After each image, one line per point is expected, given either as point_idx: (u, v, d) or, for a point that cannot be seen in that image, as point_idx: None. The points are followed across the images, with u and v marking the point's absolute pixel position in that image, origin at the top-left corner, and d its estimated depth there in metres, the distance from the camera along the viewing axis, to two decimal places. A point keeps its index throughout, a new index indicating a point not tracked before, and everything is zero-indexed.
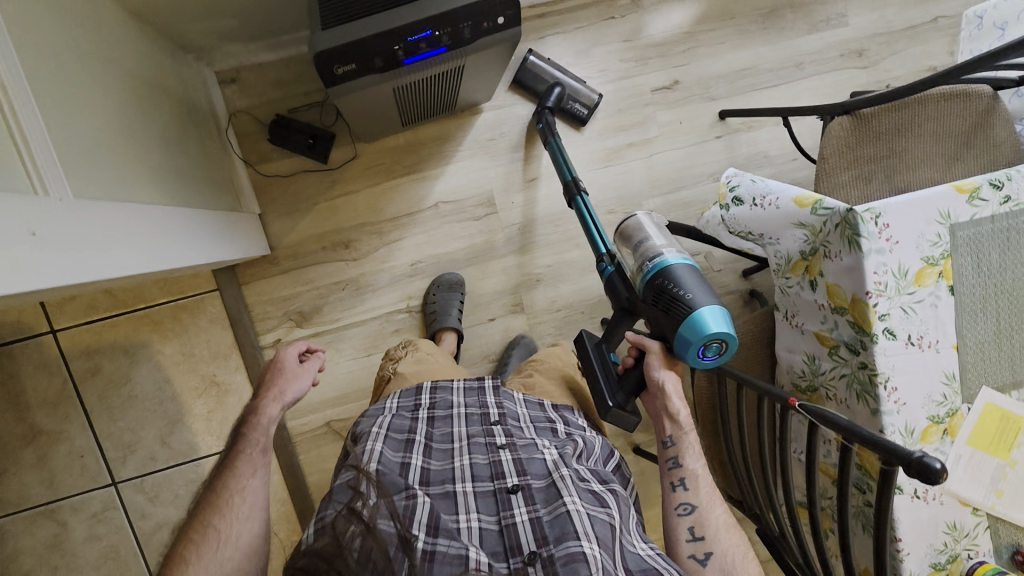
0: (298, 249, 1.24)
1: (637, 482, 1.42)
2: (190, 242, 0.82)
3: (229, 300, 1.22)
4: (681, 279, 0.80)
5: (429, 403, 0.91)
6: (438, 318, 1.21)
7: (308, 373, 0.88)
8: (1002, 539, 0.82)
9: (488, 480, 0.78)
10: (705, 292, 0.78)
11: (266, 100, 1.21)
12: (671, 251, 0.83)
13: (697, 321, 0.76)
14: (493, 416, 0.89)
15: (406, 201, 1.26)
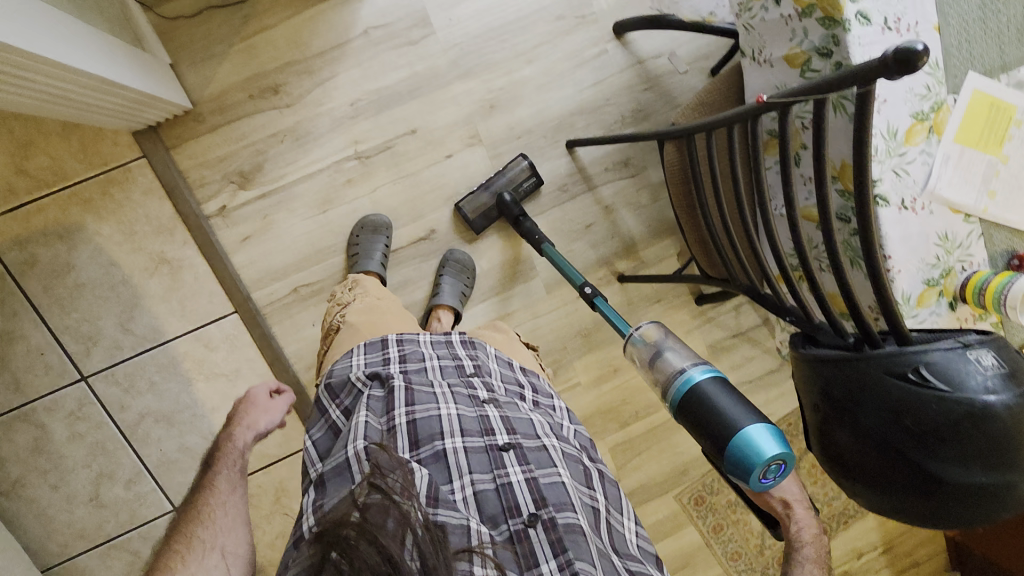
0: (223, 101, 1.14)
1: (625, 313, 1.39)
2: (65, 43, 0.74)
3: (159, 167, 1.13)
4: (707, 396, 0.66)
5: (400, 354, 0.78)
6: (359, 261, 1.14)
7: (283, 403, 0.88)
8: (996, 248, 0.80)
9: (480, 435, 0.66)
10: (742, 406, 0.65)
11: None
12: (693, 363, 0.70)
13: (746, 450, 0.62)
14: (469, 367, 0.80)
15: (331, 31, 1.15)
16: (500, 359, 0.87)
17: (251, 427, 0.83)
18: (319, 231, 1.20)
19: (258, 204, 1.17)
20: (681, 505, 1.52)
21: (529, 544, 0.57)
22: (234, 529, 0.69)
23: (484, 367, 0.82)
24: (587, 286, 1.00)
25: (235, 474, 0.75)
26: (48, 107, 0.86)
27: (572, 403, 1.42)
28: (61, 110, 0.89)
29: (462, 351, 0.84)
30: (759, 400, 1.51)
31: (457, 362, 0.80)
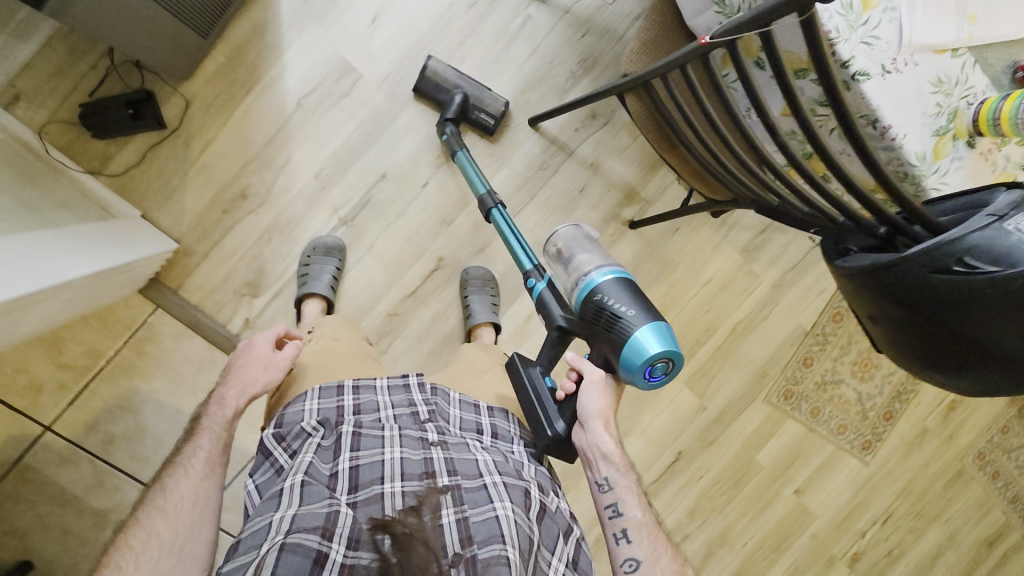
0: (203, 226, 1.14)
1: (647, 254, 1.39)
2: (46, 268, 0.77)
3: (176, 310, 1.16)
4: (605, 295, 0.81)
5: (355, 405, 0.83)
6: (306, 283, 1.15)
7: (283, 361, 0.87)
8: (994, 69, 0.76)
9: (420, 478, 0.74)
10: (636, 307, 0.79)
11: (61, 98, 1.04)
12: (597, 269, 0.84)
13: (636, 347, 0.77)
14: (423, 413, 0.85)
15: (267, 118, 1.13)
16: (464, 402, 0.92)
17: (245, 388, 0.83)
18: (341, 305, 1.23)
19: (276, 304, 1.20)
20: (772, 406, 1.56)
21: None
22: (202, 501, 0.71)
23: (440, 412, 0.87)
24: (490, 198, 1.01)
25: (218, 448, 0.76)
26: (61, 315, 0.88)
27: None
28: (76, 310, 0.91)
29: (420, 397, 0.88)
30: (809, 280, 1.50)
31: (413, 409, 0.86)
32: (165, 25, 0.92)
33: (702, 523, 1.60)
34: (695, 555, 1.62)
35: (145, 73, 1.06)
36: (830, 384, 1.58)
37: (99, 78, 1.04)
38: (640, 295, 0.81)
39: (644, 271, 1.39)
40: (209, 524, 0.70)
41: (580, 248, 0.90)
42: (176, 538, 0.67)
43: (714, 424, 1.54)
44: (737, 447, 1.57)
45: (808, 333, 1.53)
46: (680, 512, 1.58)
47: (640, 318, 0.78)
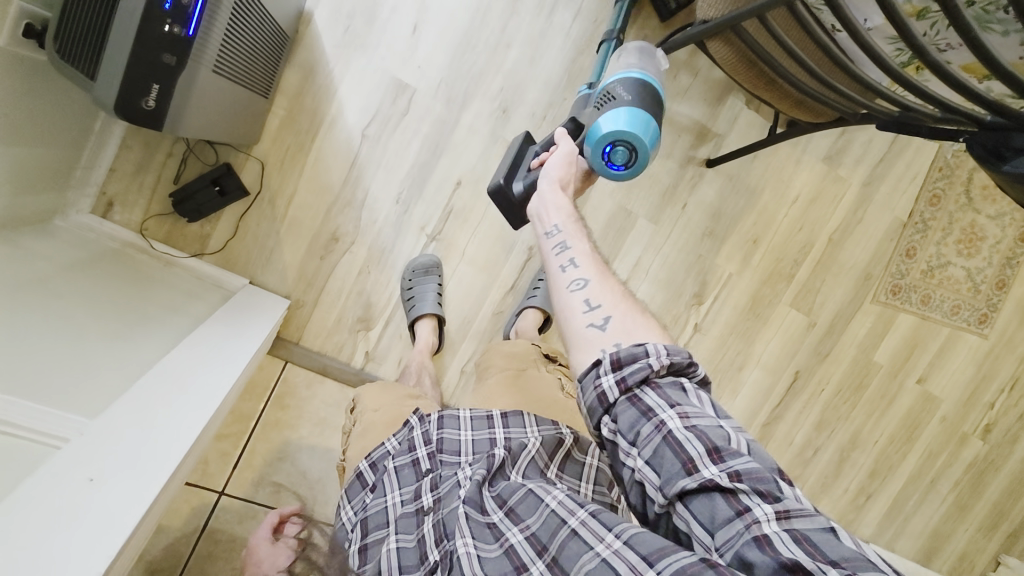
0: (306, 276, 1.17)
1: (730, 188, 1.36)
2: (220, 359, 0.83)
3: (303, 360, 1.20)
4: (605, 86, 0.86)
5: (370, 480, 0.80)
6: (415, 305, 1.16)
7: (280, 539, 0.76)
8: None
9: (419, 566, 0.69)
10: (620, 95, 0.82)
11: (149, 191, 1.06)
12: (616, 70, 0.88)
13: (594, 123, 0.81)
14: (424, 461, 0.78)
15: (338, 156, 1.13)
16: (475, 418, 0.81)
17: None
18: (450, 316, 1.26)
19: (390, 330, 1.24)
20: (881, 304, 1.54)
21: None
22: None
23: (439, 449, 0.78)
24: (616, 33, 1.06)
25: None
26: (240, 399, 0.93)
27: (736, 292, 1.43)
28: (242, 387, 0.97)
29: (421, 436, 0.81)
30: (898, 171, 1.45)
31: (413, 456, 0.79)
32: (243, 101, 0.90)
33: (830, 433, 1.62)
34: (830, 463, 1.65)
35: (216, 146, 1.06)
36: (937, 269, 1.54)
37: (177, 163, 1.05)
38: (640, 91, 0.82)
39: (730, 206, 1.37)
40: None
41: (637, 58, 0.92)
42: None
43: (826, 337, 1.53)
44: (853, 354, 1.57)
45: (906, 224, 1.49)
46: (809, 428, 1.60)
47: (616, 100, 0.81)
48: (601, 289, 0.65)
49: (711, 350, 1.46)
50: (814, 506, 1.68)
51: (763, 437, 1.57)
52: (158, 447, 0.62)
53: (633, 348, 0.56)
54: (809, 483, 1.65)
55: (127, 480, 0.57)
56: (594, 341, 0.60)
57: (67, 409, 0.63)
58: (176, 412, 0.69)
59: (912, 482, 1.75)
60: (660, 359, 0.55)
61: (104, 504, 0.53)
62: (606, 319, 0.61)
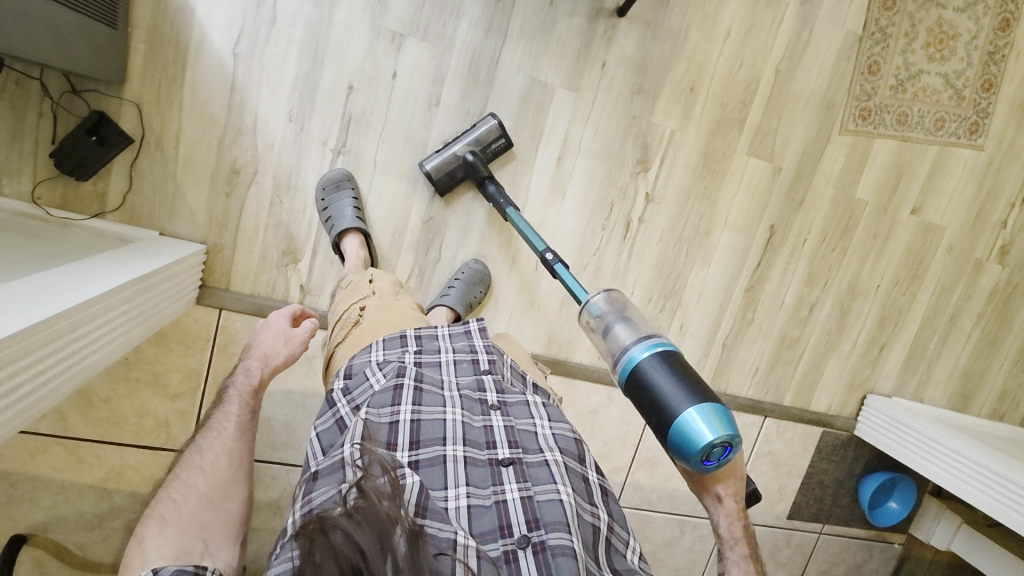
0: (217, 219, 1.14)
1: (652, 37, 1.24)
2: (106, 283, 0.81)
3: (236, 305, 1.18)
4: (652, 375, 0.76)
5: (417, 348, 0.90)
6: (333, 222, 1.12)
7: (300, 335, 0.91)
8: None
9: (483, 449, 0.77)
10: (680, 384, 0.74)
11: (31, 157, 1.03)
12: (636, 343, 0.80)
13: (691, 429, 0.71)
14: (484, 363, 0.91)
15: (215, 82, 1.07)
16: (515, 369, 0.98)
17: (263, 360, 0.86)
18: (378, 234, 1.21)
19: (320, 259, 1.21)
20: (852, 134, 1.41)
21: (517, 560, 0.68)
22: (238, 461, 0.74)
23: (497, 365, 0.92)
24: (548, 253, 1.02)
25: (247, 416, 0.79)
26: (137, 335, 0.93)
27: (684, 151, 1.32)
28: (145, 330, 0.96)
29: (482, 345, 0.94)
30: None
31: (473, 358, 0.91)
32: (68, 26, 0.85)
33: (824, 287, 1.51)
34: (831, 318, 1.54)
35: (84, 94, 1.02)
36: (908, 82, 1.40)
37: (49, 120, 1.02)
38: (689, 373, 0.77)
39: (656, 55, 1.25)
40: (244, 484, 0.73)
41: (619, 315, 0.86)
42: (214, 491, 0.70)
43: (797, 181, 1.41)
44: (831, 196, 1.44)
45: (863, 37, 1.34)
46: (798, 284, 1.49)
47: (689, 392, 0.73)
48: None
49: (670, 220, 1.36)
50: (822, 367, 1.58)
51: (749, 304, 1.47)
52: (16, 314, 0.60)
53: None
54: (811, 344, 1.55)
55: None
56: None
57: None
58: (43, 304, 0.67)
59: (928, 324, 1.62)
60: None
61: None
62: None
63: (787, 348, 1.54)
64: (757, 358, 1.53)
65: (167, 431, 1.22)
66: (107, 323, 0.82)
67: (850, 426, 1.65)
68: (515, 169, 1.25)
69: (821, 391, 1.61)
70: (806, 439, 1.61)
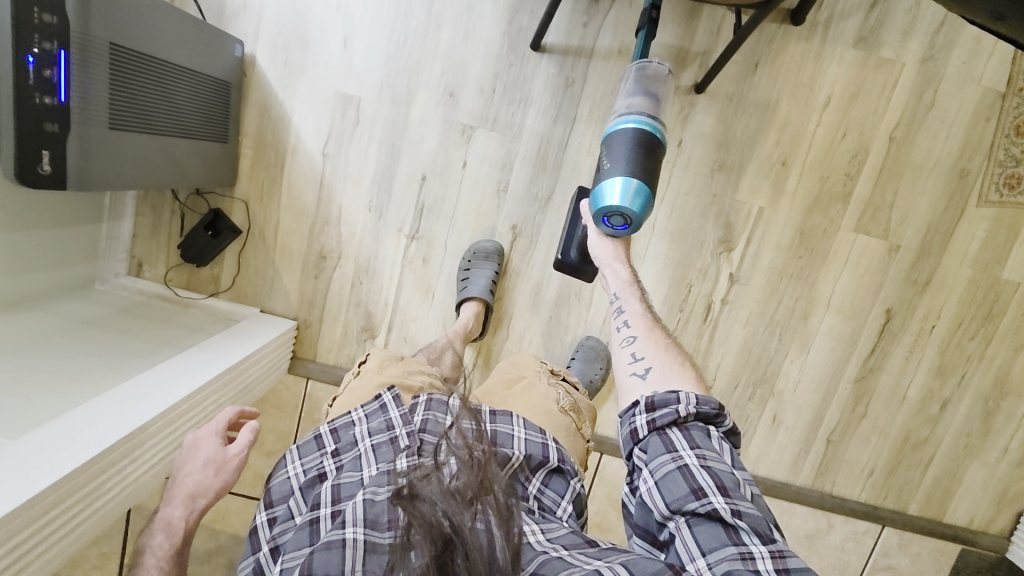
0: (307, 298, 1.26)
1: (737, 111, 1.15)
2: (194, 374, 0.94)
3: (320, 375, 1.28)
4: (611, 136, 0.89)
5: (335, 449, 0.70)
6: (465, 288, 1.18)
7: (235, 458, 0.78)
8: None
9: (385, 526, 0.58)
10: (627, 158, 0.84)
11: (165, 247, 1.23)
12: (631, 112, 0.90)
13: (603, 187, 0.85)
14: (405, 439, 0.68)
15: (308, 179, 1.20)
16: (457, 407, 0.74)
17: (190, 501, 0.75)
18: (448, 312, 1.25)
19: (394, 335, 1.27)
20: (997, 205, 1.18)
21: None
22: None
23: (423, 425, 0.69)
24: (654, 9, 0.96)
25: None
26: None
27: (775, 228, 1.20)
28: (243, 405, 1.08)
29: (401, 417, 0.71)
30: (974, 30, 1.12)
31: (392, 435, 0.69)
32: (184, 149, 1.00)
33: (960, 381, 1.27)
34: (971, 417, 1.29)
35: (206, 194, 1.20)
36: None
37: (179, 216, 1.21)
38: (647, 159, 0.85)
39: (741, 129, 1.16)
40: None
41: (643, 87, 0.93)
42: None
43: (920, 260, 1.21)
44: (968, 276, 1.22)
45: (1006, 93, 1.13)
46: (925, 377, 1.27)
47: (624, 162, 0.84)
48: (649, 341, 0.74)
49: (759, 301, 1.24)
50: (961, 475, 1.32)
51: (858, 396, 1.29)
52: (99, 439, 0.74)
53: (666, 395, 0.63)
54: (943, 446, 1.31)
55: (55, 459, 0.69)
56: (634, 386, 0.68)
57: (20, 425, 0.76)
58: (103, 424, 0.77)
59: None
60: (689, 405, 0.61)
61: (21, 479, 0.65)
62: (647, 370, 0.70)
63: (911, 449, 1.31)
64: (871, 458, 1.32)
65: (262, 482, 1.35)
66: (190, 421, 0.91)
67: (1001, 548, 1.35)
68: None
69: (960, 502, 1.34)
70: (940, 558, 1.35)
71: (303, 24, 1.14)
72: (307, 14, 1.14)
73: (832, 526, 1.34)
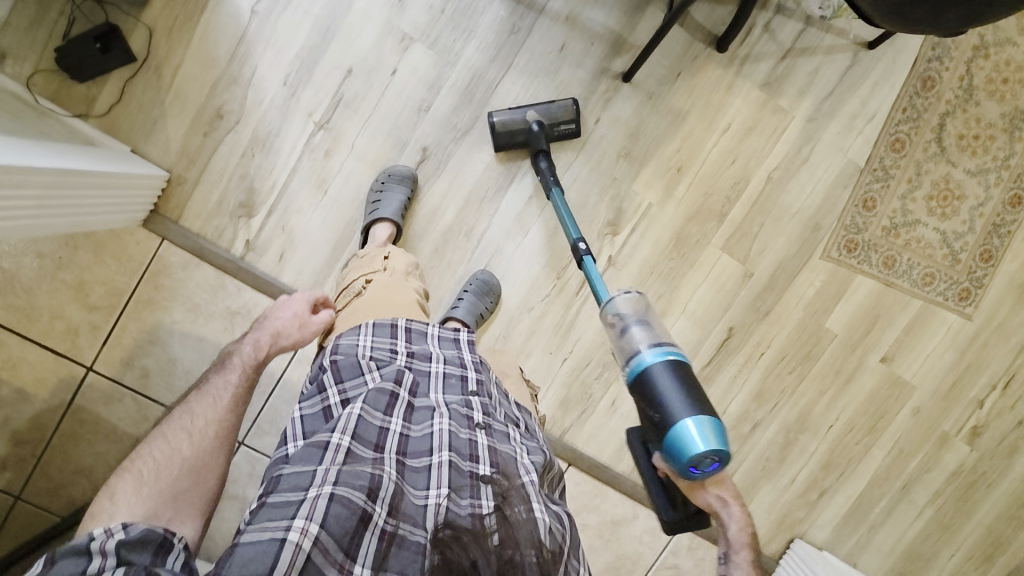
0: (188, 152, 1.18)
1: (652, 109, 1.26)
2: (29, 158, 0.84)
3: (179, 239, 1.19)
4: (665, 381, 0.77)
5: (408, 348, 0.80)
6: (375, 211, 1.16)
7: (315, 325, 0.86)
8: None
9: (466, 461, 0.69)
10: (684, 398, 0.76)
11: (40, 48, 1.10)
12: (650, 348, 0.80)
13: (685, 440, 0.74)
14: (473, 383, 0.79)
15: (228, 32, 1.15)
16: (502, 381, 0.88)
17: (275, 337, 0.82)
18: (335, 215, 1.22)
19: (272, 220, 1.22)
20: (834, 262, 1.37)
21: None
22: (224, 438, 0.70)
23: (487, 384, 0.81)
24: (552, 178, 1.14)
25: (246, 387, 0.75)
26: (51, 229, 0.95)
27: (658, 226, 1.31)
28: (64, 224, 0.97)
29: (471, 360, 0.83)
30: (852, 108, 1.31)
31: (463, 372, 0.80)
32: None
33: (772, 408, 1.43)
34: (772, 444, 1.45)
35: (107, 7, 1.11)
36: (903, 227, 1.37)
37: (69, 21, 1.10)
38: (697, 388, 0.78)
39: (651, 126, 1.27)
40: (225, 462, 0.69)
41: (640, 318, 0.85)
42: (196, 461, 0.67)
43: (766, 292, 1.37)
44: (799, 317, 1.39)
45: (863, 170, 1.34)
46: (745, 397, 1.42)
47: (689, 404, 0.75)
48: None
49: (628, 290, 1.33)
50: (752, 494, 1.48)
51: None
52: None
53: None
54: (746, 464, 1.46)
55: None
56: None
57: None
58: None
59: (877, 485, 1.51)
60: None
61: None
62: None
63: None
64: None
65: (73, 340, 1.20)
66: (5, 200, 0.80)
67: (770, 568, 1.50)
68: (487, 194, 1.25)
69: None
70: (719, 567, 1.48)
71: None
72: None
73: (637, 517, 1.43)
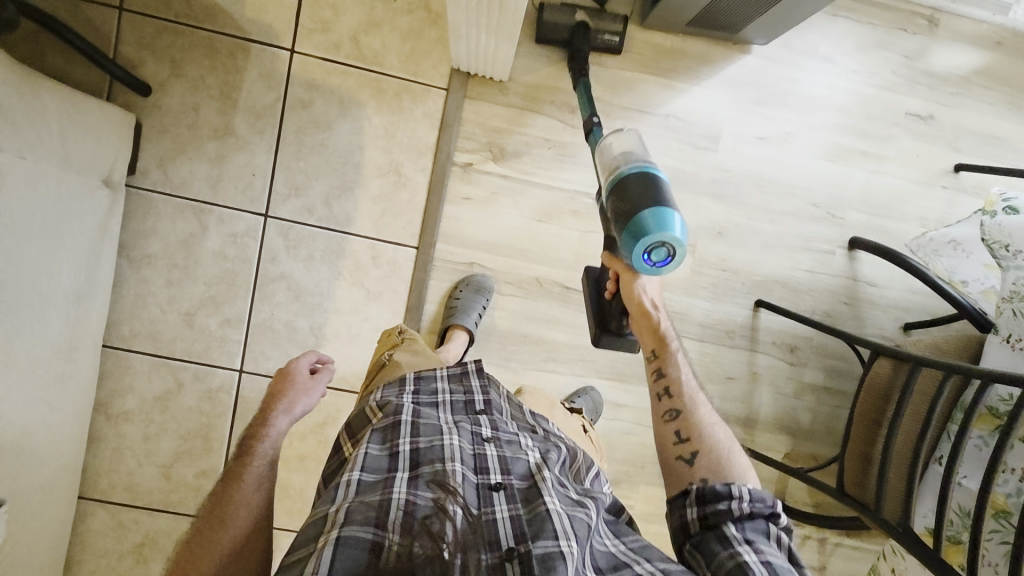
0: (531, 90, 1.26)
1: None
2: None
3: (450, 105, 1.24)
4: (658, 184, 0.81)
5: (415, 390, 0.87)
6: (456, 314, 1.22)
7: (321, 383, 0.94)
8: None
9: (476, 474, 0.71)
10: (669, 199, 0.80)
11: None
12: (644, 164, 0.84)
13: (664, 216, 0.77)
14: (480, 404, 0.86)
15: (645, 99, 1.28)
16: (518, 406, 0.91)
17: (291, 412, 0.87)
18: (521, 235, 1.29)
19: (498, 180, 1.27)
20: None
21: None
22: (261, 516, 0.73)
23: (492, 404, 0.87)
24: (598, 117, 1.03)
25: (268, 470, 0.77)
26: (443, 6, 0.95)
27: None
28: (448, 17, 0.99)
29: (478, 387, 0.89)
30: None
31: (469, 399, 0.87)
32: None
33: None
34: None
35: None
36: None
37: None
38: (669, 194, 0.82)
39: None
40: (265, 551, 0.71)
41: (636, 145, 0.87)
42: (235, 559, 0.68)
43: None
44: None
45: None
46: None
47: None
48: (700, 451, 0.77)
49: None
50: None
51: None
52: None
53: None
54: None
55: None
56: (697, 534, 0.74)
57: None
58: None
59: None
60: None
61: None
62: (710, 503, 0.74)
63: None
64: None
65: (315, 32, 1.20)
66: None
67: None
68: (587, 360, 1.31)
69: None
70: None
71: (778, 98, 1.30)
72: (782, 103, 1.31)
73: None
